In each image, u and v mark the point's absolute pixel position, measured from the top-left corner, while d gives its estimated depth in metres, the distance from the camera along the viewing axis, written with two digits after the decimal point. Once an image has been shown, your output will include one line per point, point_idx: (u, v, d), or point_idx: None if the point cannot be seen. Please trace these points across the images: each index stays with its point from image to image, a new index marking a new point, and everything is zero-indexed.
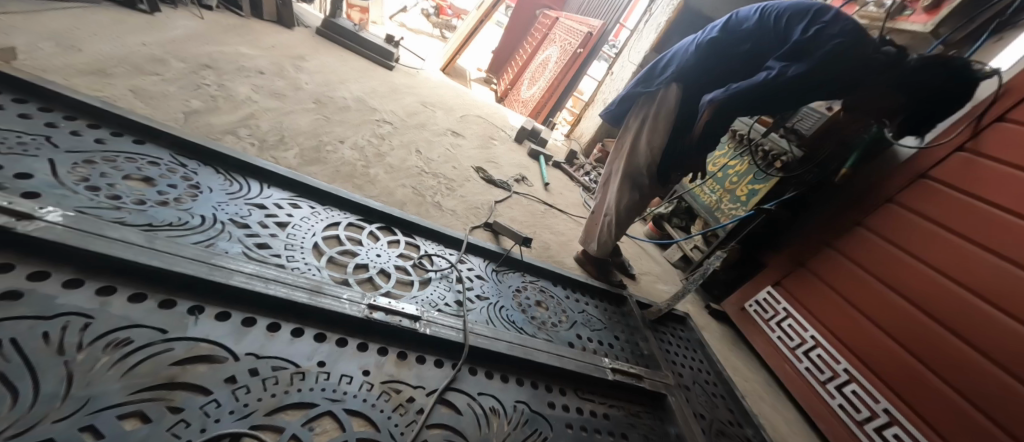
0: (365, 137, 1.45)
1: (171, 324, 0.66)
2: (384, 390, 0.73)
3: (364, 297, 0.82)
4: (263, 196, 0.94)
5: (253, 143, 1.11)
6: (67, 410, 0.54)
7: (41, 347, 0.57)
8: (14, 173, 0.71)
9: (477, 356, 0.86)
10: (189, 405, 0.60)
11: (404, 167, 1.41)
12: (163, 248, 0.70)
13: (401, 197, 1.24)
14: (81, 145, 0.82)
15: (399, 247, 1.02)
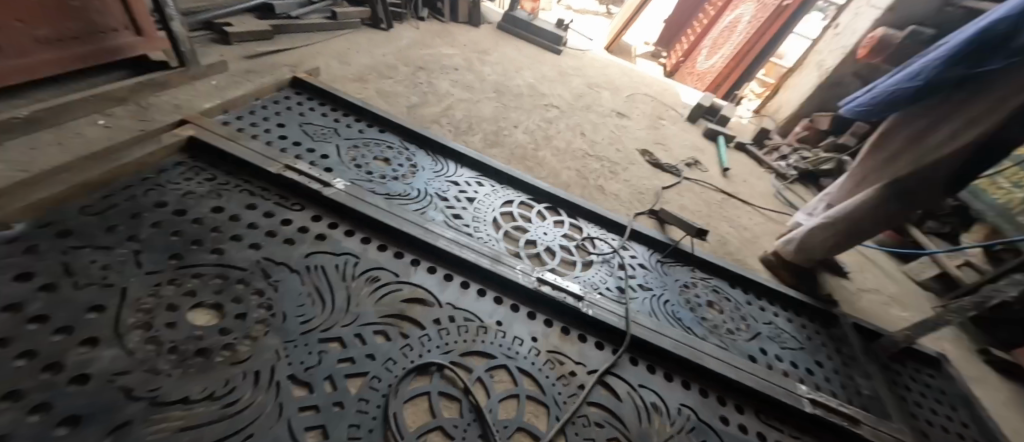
0: (535, 121, 1.53)
1: (401, 270, 0.81)
2: (550, 359, 0.76)
3: (534, 270, 0.88)
4: (457, 175, 1.10)
5: (450, 129, 1.30)
6: (348, 319, 0.70)
7: (336, 273, 0.76)
8: (321, 155, 1.00)
9: (638, 347, 0.82)
10: (412, 333, 0.71)
11: (570, 150, 1.44)
12: (394, 210, 0.90)
13: (566, 178, 1.26)
14: (353, 135, 1.11)
15: (564, 227, 1.05)
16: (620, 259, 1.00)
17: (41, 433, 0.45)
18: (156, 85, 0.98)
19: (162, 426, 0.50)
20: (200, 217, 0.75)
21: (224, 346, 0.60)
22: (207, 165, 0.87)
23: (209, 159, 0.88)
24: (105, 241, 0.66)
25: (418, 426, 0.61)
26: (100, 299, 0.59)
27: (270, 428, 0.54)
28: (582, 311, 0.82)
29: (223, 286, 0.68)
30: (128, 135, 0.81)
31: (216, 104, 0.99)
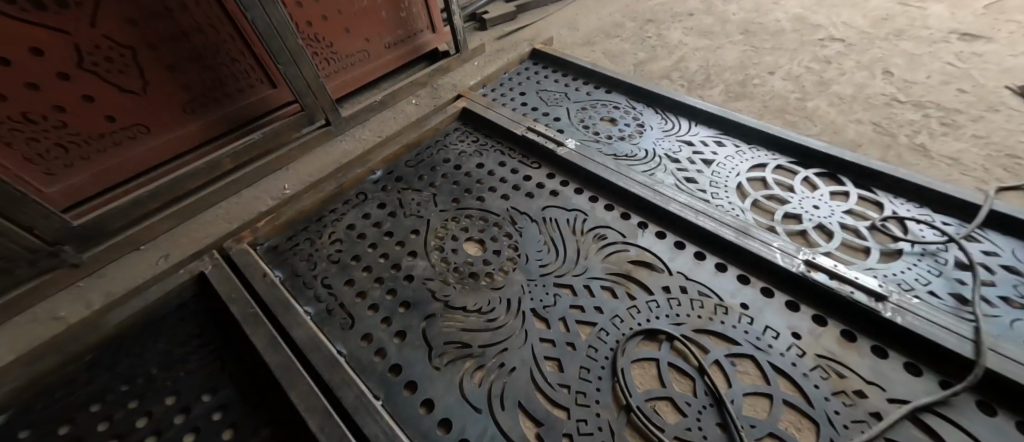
0: (804, 63, 1.23)
1: (628, 231, 0.86)
2: (819, 364, 0.67)
3: (799, 251, 0.78)
4: (691, 133, 1.04)
5: (683, 85, 1.19)
6: (579, 270, 0.80)
7: (567, 227, 0.86)
8: (552, 117, 1.09)
9: (993, 388, 0.61)
10: (639, 297, 0.77)
11: (861, 96, 1.10)
12: (621, 170, 0.93)
13: (855, 136, 0.99)
14: (581, 97, 1.15)
15: (848, 201, 0.87)
16: (965, 255, 0.75)
17: (394, 308, 0.73)
18: (441, 70, 1.21)
19: (451, 323, 0.72)
20: (470, 171, 0.96)
21: (487, 271, 0.79)
22: (475, 130, 1.07)
23: (476, 125, 1.08)
24: (418, 185, 0.92)
25: (647, 389, 0.67)
26: (418, 225, 0.85)
27: (519, 349, 0.70)
28: (881, 315, 0.68)
29: (485, 226, 0.86)
30: (429, 111, 1.09)
31: (477, 81, 1.18)
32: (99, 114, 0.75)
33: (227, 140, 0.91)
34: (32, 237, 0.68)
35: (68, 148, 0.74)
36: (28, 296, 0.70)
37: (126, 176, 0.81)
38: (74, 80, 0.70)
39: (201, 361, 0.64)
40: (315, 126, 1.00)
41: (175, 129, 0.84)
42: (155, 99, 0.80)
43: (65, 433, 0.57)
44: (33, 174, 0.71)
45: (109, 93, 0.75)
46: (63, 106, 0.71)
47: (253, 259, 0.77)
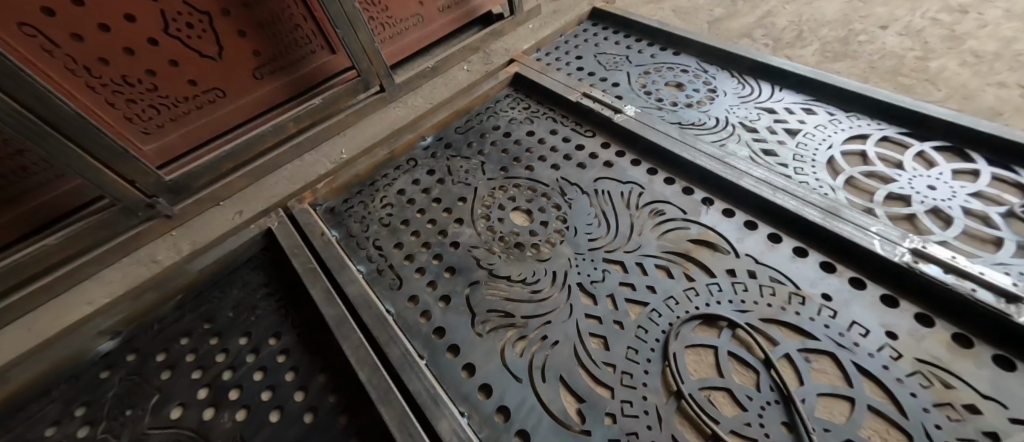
0: (928, 15, 1.03)
1: (690, 208, 0.80)
2: (919, 370, 0.58)
3: (905, 239, 0.66)
4: (774, 100, 0.92)
5: (768, 44, 1.05)
6: (631, 247, 0.77)
7: (620, 200, 0.83)
8: (611, 83, 1.04)
9: None
10: (698, 279, 0.71)
11: (1006, 53, 0.90)
12: (687, 141, 0.86)
13: (993, 102, 0.82)
14: (643, 60, 1.09)
15: (977, 181, 0.72)
16: None
17: (440, 273, 0.75)
18: (494, 35, 1.20)
19: (494, 292, 0.72)
20: (519, 139, 0.96)
21: (533, 243, 0.79)
22: (527, 96, 1.07)
23: (528, 91, 1.07)
24: (467, 153, 0.94)
25: (701, 378, 0.62)
26: (465, 193, 0.87)
27: (563, 323, 0.68)
28: (1013, 320, 0.56)
29: (532, 196, 0.86)
30: (480, 76, 1.10)
31: (532, 45, 1.15)
32: (183, 77, 0.80)
33: (293, 105, 0.95)
34: (133, 190, 0.75)
35: (160, 110, 0.79)
36: (129, 243, 0.78)
37: (207, 137, 0.87)
38: (163, 45, 0.75)
39: (268, 309, 0.72)
40: (370, 93, 1.01)
41: (249, 93, 0.89)
42: (231, 64, 0.84)
43: (162, 360, 0.67)
44: (131, 133, 0.78)
45: (191, 57, 0.79)
46: (154, 70, 0.76)
47: (313, 218, 0.83)
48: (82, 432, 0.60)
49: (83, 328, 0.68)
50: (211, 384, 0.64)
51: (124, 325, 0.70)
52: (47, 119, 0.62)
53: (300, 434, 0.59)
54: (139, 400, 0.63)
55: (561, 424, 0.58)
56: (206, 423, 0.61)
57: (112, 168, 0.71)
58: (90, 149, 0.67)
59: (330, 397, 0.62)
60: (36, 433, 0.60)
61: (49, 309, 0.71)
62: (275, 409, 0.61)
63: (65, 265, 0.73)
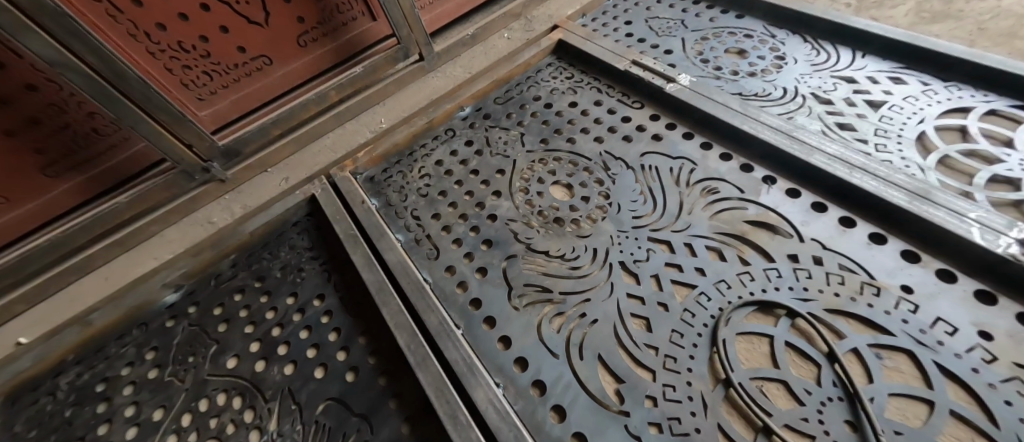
0: None
1: (749, 187, 0.74)
2: (1017, 376, 0.50)
3: (1015, 229, 0.57)
4: (854, 68, 0.84)
5: (849, 5, 0.94)
6: (680, 227, 0.72)
7: (669, 177, 0.79)
8: (664, 50, 0.99)
9: None
10: (754, 263, 0.66)
11: None
12: (750, 113, 0.80)
13: None
14: (700, 25, 1.02)
15: None
16: None
17: (477, 245, 0.75)
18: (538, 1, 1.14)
19: (532, 267, 0.71)
20: (561, 111, 0.94)
21: (573, 218, 0.77)
22: (570, 64, 1.05)
23: (571, 59, 1.05)
24: (506, 124, 0.94)
25: (753, 367, 0.57)
26: (504, 165, 0.86)
27: (603, 302, 0.66)
28: None
29: (573, 170, 0.84)
30: (522, 43, 1.06)
31: (576, 10, 1.11)
32: (232, 44, 0.79)
33: (338, 72, 0.94)
34: (190, 154, 0.78)
35: (212, 77, 0.80)
36: (188, 204, 0.82)
37: (257, 103, 0.87)
38: (214, 11, 0.74)
39: (313, 272, 0.75)
40: (409, 61, 0.99)
41: (295, 60, 0.88)
42: (277, 30, 0.83)
43: (218, 314, 0.72)
44: (188, 100, 0.79)
45: (240, 23, 0.78)
46: (206, 35, 0.76)
47: (354, 186, 0.85)
48: (152, 374, 0.66)
49: (151, 280, 0.75)
50: (261, 338, 0.68)
51: (187, 279, 0.76)
52: (111, 81, 0.64)
53: (342, 391, 0.61)
54: (199, 349, 0.68)
55: (598, 404, 0.56)
56: (257, 375, 0.64)
57: (171, 131, 0.73)
58: (150, 111, 0.69)
59: (369, 358, 0.64)
60: (114, 372, 0.67)
61: (122, 262, 0.77)
62: (319, 366, 0.64)
63: (133, 223, 0.78)
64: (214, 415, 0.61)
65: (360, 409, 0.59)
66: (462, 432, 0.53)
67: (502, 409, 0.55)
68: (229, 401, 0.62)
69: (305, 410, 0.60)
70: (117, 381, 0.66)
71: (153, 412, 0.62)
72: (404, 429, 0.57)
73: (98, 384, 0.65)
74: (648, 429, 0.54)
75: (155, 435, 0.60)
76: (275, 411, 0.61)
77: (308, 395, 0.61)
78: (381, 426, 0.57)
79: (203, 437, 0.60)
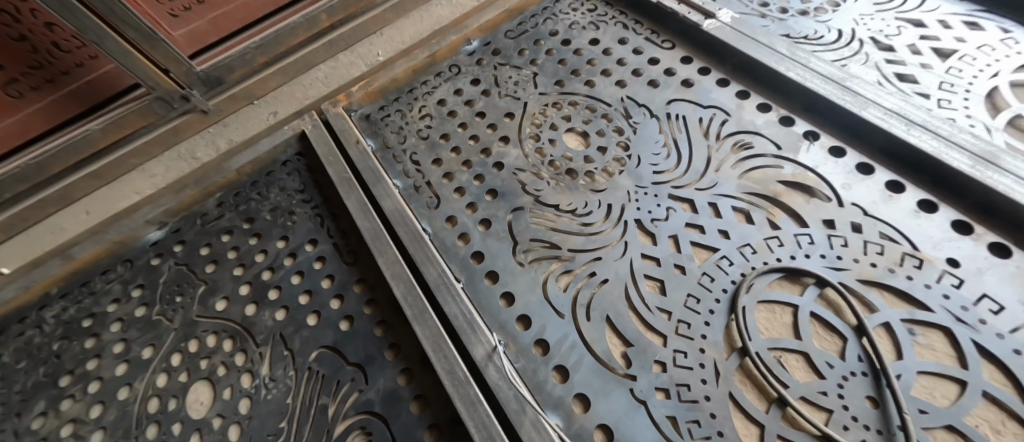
0: None
1: (787, 143, 0.67)
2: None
3: None
4: (924, 10, 0.77)
5: None
6: (705, 185, 0.66)
7: (698, 128, 0.71)
8: None
9: None
10: (785, 228, 0.60)
11: None
12: (799, 59, 0.71)
13: None
14: None
15: None
16: None
17: (481, 195, 0.69)
18: None
19: (540, 221, 0.66)
20: (580, 49, 0.85)
21: (587, 171, 0.70)
22: None
23: None
24: (518, 62, 0.85)
25: (772, 337, 0.53)
26: (513, 109, 0.79)
27: (614, 261, 0.61)
28: None
29: (590, 117, 0.76)
30: None
31: None
32: None
33: None
34: (167, 80, 0.71)
35: None
36: (169, 135, 0.77)
37: (238, 25, 0.78)
38: None
39: (305, 215, 0.71)
40: None
41: None
42: None
43: (206, 254, 0.68)
44: (158, 16, 0.70)
45: None
46: None
47: (348, 125, 0.78)
48: (139, 312, 0.64)
49: (134, 215, 0.71)
50: (252, 281, 0.65)
51: (172, 216, 0.72)
52: None
53: (337, 339, 0.58)
54: (187, 289, 0.65)
55: (603, 366, 0.53)
56: (248, 319, 0.62)
57: (142, 52, 0.65)
58: (115, 25, 0.61)
59: (365, 308, 0.61)
60: (101, 308, 0.64)
61: (105, 194, 0.72)
62: (312, 313, 0.61)
63: (109, 154, 0.73)
64: (205, 357, 0.60)
65: (355, 359, 0.57)
66: (460, 387, 0.50)
67: (501, 367, 0.52)
68: (220, 343, 0.60)
69: (298, 357, 0.58)
70: (104, 317, 0.63)
71: (143, 350, 0.60)
72: (401, 381, 0.54)
73: (84, 319, 0.63)
74: (655, 395, 0.50)
75: (145, 373, 0.59)
76: (267, 356, 0.59)
77: (301, 342, 0.59)
78: (377, 377, 0.55)
79: (194, 378, 0.58)
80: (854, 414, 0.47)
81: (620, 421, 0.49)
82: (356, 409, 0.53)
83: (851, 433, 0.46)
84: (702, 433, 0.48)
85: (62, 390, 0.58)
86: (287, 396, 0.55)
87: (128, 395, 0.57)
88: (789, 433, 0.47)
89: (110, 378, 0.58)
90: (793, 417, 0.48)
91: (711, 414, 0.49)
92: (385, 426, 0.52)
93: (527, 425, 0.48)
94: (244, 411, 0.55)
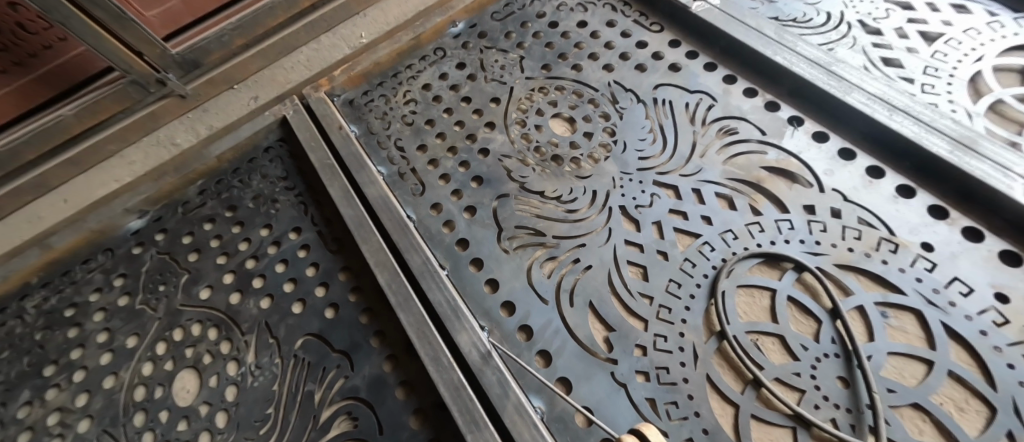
0: None
1: (772, 129, 0.67)
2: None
3: None
4: None
5: None
6: (690, 171, 0.66)
7: (684, 114, 0.71)
8: None
9: None
10: (767, 214, 0.61)
11: None
12: (786, 43, 0.71)
13: None
14: None
15: None
16: None
17: (466, 182, 0.69)
18: None
19: (524, 208, 0.66)
20: (567, 32, 0.83)
21: (573, 157, 0.70)
22: None
23: None
24: (504, 46, 0.83)
25: (750, 321, 0.54)
26: (499, 94, 0.78)
27: (598, 248, 0.61)
28: None
29: (577, 102, 0.76)
30: None
31: None
32: None
33: None
34: (141, 63, 0.69)
35: None
36: (146, 121, 0.75)
37: (215, 5, 0.76)
38: None
39: (288, 203, 0.70)
40: None
41: None
42: None
43: (188, 242, 0.68)
44: None
45: None
46: None
47: (331, 110, 0.77)
48: (122, 301, 0.63)
49: (113, 203, 0.69)
50: (236, 270, 0.65)
51: (152, 204, 0.71)
52: None
53: (322, 327, 0.59)
54: (170, 278, 0.65)
55: (586, 351, 0.54)
56: (233, 307, 0.62)
57: (113, 34, 0.63)
58: (83, 5, 0.58)
59: (350, 295, 0.61)
60: (82, 297, 0.64)
61: (83, 182, 0.71)
62: (298, 301, 0.61)
63: (84, 140, 0.71)
64: (191, 345, 0.60)
65: (340, 346, 0.57)
66: (444, 373, 0.51)
67: (485, 352, 0.52)
68: (205, 332, 0.60)
69: (283, 345, 0.58)
70: (86, 307, 0.63)
71: (127, 339, 0.60)
72: (386, 367, 0.55)
73: (67, 309, 0.63)
74: (635, 378, 0.51)
75: (130, 361, 0.59)
76: (253, 344, 0.59)
77: (286, 330, 0.59)
78: (362, 363, 0.56)
79: (180, 366, 0.58)
80: (826, 394, 0.48)
81: (601, 403, 0.50)
82: (342, 394, 0.54)
83: (822, 412, 0.47)
84: (679, 414, 0.49)
85: (46, 379, 0.58)
86: (274, 383, 0.56)
87: (113, 384, 0.57)
88: (763, 412, 0.48)
89: (95, 367, 0.58)
90: (767, 398, 0.49)
91: (689, 396, 0.50)
92: (371, 411, 0.52)
93: (510, 409, 0.48)
94: (231, 398, 0.55)
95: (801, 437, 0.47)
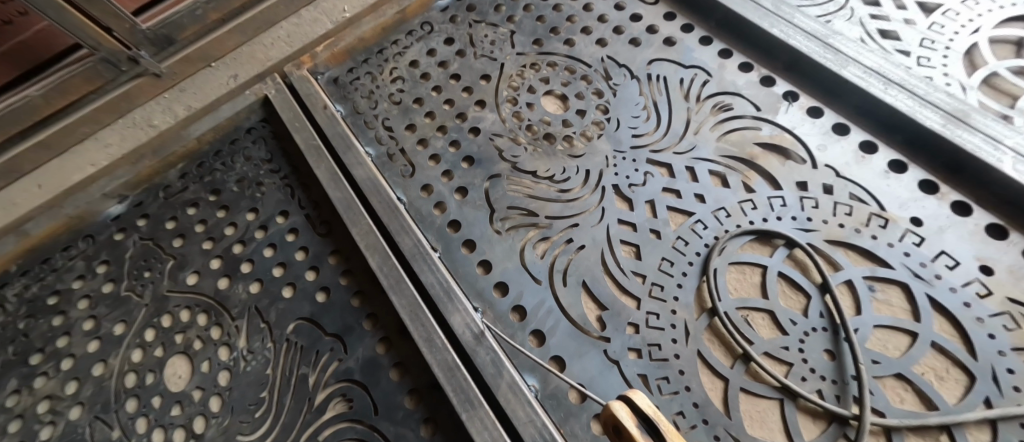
0: None
1: (766, 105, 0.66)
2: (1007, 310, 0.48)
3: None
4: None
5: None
6: (683, 148, 0.65)
7: (678, 90, 0.69)
8: None
9: None
10: (760, 191, 0.60)
11: None
12: (783, 15, 0.69)
13: None
14: None
15: None
16: None
17: (457, 162, 0.67)
18: None
19: (516, 188, 0.65)
20: (559, 5, 0.81)
21: (565, 136, 0.69)
22: None
23: None
24: (494, 19, 0.80)
25: (741, 297, 0.55)
26: (489, 70, 0.76)
27: (591, 228, 0.61)
28: None
29: (569, 78, 0.74)
30: None
31: None
32: None
33: None
34: (111, 40, 0.65)
35: None
36: (121, 102, 0.72)
37: None
38: None
39: (273, 186, 0.68)
40: None
41: None
42: None
43: (172, 228, 0.66)
44: None
45: None
46: None
47: (315, 89, 0.74)
48: (107, 288, 0.62)
49: (90, 188, 0.67)
50: (223, 255, 0.64)
51: (132, 189, 0.69)
52: None
53: (314, 311, 0.58)
54: (155, 264, 0.63)
55: (579, 329, 0.54)
56: (221, 292, 0.61)
57: (76, 6, 0.59)
58: None
59: (341, 279, 0.60)
60: (65, 284, 0.62)
61: (58, 165, 0.69)
62: (288, 285, 0.60)
63: (58, 122, 0.69)
64: (180, 331, 0.59)
65: (333, 329, 0.57)
66: (437, 354, 0.51)
67: (478, 333, 0.52)
68: (194, 318, 0.60)
69: (275, 329, 0.58)
70: (70, 294, 0.61)
71: (114, 326, 0.59)
72: (380, 350, 0.55)
73: (50, 297, 0.61)
74: (627, 355, 0.52)
75: (118, 349, 0.58)
76: (244, 329, 0.58)
77: (277, 314, 0.59)
78: (355, 346, 0.55)
79: (170, 353, 0.58)
80: (813, 367, 0.49)
81: (593, 380, 0.51)
82: (336, 377, 0.54)
83: (808, 384, 0.48)
84: (670, 389, 0.50)
85: (33, 368, 0.57)
86: (266, 367, 0.55)
87: (103, 371, 0.57)
88: (751, 385, 0.49)
89: (83, 355, 0.58)
90: (755, 371, 0.50)
91: (680, 371, 0.50)
92: (365, 393, 0.52)
93: (503, 388, 0.49)
94: (224, 383, 0.55)
95: (788, 408, 0.48)
